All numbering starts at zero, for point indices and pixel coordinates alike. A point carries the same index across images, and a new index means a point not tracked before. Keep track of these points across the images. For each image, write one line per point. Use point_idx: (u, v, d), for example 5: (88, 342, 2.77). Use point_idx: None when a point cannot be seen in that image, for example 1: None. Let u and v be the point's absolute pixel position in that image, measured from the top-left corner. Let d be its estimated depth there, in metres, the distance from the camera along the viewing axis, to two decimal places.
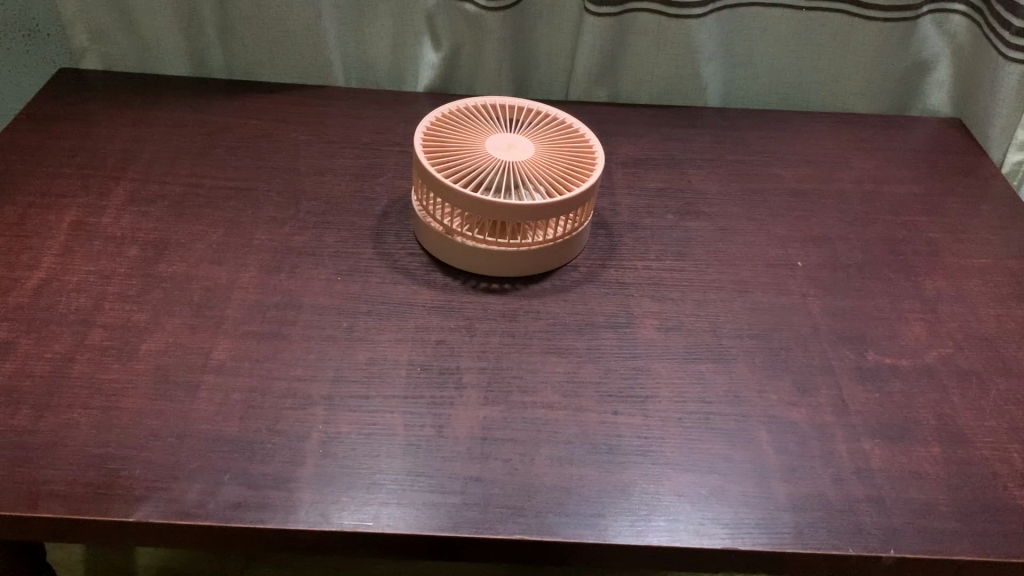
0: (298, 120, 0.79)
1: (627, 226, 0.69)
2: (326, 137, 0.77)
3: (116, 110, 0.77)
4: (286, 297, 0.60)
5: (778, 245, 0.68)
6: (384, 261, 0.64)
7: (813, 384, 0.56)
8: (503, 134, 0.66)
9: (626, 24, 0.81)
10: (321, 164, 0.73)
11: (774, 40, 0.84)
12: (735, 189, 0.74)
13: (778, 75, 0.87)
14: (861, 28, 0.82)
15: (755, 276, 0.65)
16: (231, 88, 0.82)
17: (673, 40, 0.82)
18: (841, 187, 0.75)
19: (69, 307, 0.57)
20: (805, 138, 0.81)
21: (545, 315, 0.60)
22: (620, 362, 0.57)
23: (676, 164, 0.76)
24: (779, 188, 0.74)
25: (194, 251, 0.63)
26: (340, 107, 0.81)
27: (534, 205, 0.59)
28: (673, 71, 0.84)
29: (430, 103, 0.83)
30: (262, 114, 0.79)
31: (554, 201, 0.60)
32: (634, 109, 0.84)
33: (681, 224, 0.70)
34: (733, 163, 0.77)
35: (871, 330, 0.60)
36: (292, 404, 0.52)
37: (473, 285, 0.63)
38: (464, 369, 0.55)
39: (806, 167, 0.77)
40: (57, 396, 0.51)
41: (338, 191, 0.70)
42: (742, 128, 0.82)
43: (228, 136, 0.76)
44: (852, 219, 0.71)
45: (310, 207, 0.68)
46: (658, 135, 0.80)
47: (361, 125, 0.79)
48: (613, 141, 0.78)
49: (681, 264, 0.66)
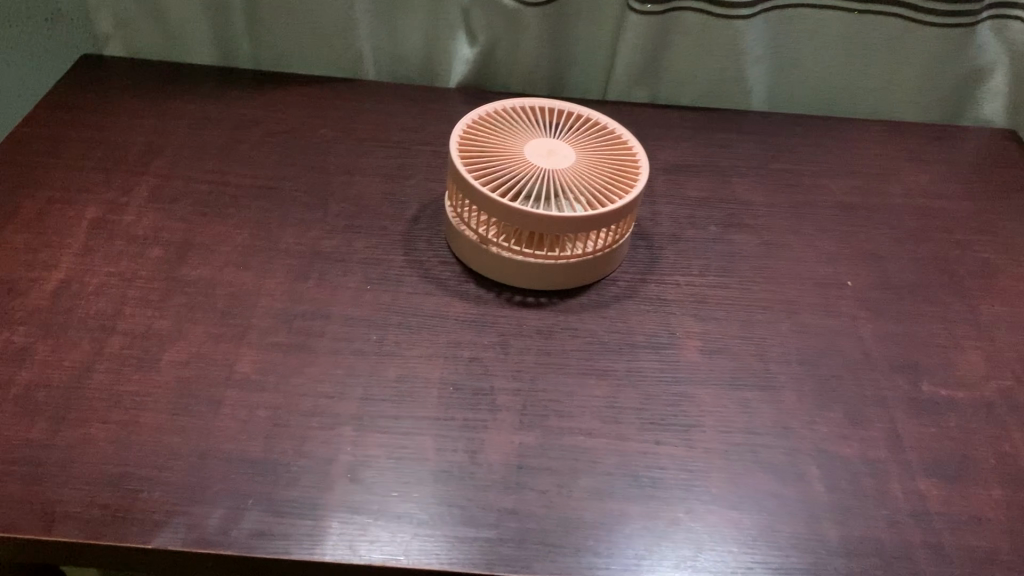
0: (326, 115, 0.76)
1: (668, 237, 0.66)
2: (356, 134, 0.74)
3: (141, 100, 0.75)
4: (313, 307, 0.57)
5: (826, 263, 0.65)
6: (415, 269, 0.61)
7: (865, 417, 0.53)
8: (543, 138, 0.63)
9: (669, 23, 0.77)
10: (350, 163, 0.71)
11: (825, 45, 0.79)
12: (781, 201, 0.71)
13: (829, 82, 0.82)
14: (917, 34, 0.78)
15: (803, 296, 0.62)
16: (258, 80, 0.79)
17: (719, 41, 0.78)
18: (891, 201, 0.72)
19: (89, 312, 0.55)
20: (854, 148, 0.78)
21: (583, 332, 0.57)
22: (662, 387, 0.54)
23: (718, 172, 0.73)
24: (826, 201, 0.71)
25: (219, 254, 0.61)
26: (368, 102, 0.78)
27: (575, 217, 0.57)
28: (716, 73, 0.81)
29: (462, 101, 0.80)
30: (289, 109, 0.76)
31: (595, 213, 0.57)
32: (675, 112, 0.81)
33: (724, 236, 0.67)
34: (778, 173, 0.74)
35: (924, 358, 0.58)
36: (319, 423, 0.49)
37: (507, 297, 0.60)
38: (498, 389, 0.53)
39: (854, 178, 0.74)
40: (74, 409, 0.49)
41: (367, 192, 0.68)
42: (788, 134, 0.79)
43: (255, 131, 0.73)
44: (904, 237, 0.68)
45: (339, 209, 0.66)
46: (699, 141, 0.77)
47: (391, 123, 0.76)
48: (653, 146, 0.76)
49: (725, 280, 0.63)
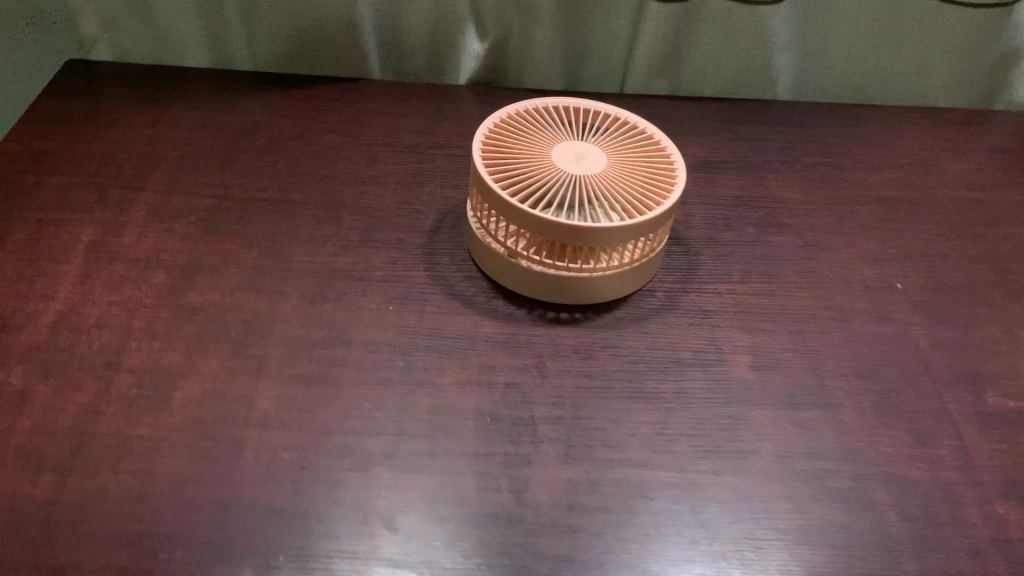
0: (332, 119, 0.72)
1: (704, 242, 0.62)
2: (365, 138, 0.70)
3: (134, 108, 0.70)
4: (334, 332, 0.53)
5: (872, 265, 0.61)
6: (439, 285, 0.57)
7: (931, 435, 0.50)
8: (571, 141, 0.58)
9: (691, 11, 0.73)
10: (362, 171, 0.66)
11: (854, 29, 0.75)
12: (818, 198, 0.67)
13: (858, 68, 0.78)
14: (952, 15, 0.74)
15: (853, 302, 0.58)
16: (257, 82, 0.75)
17: (744, 28, 0.74)
18: (933, 194, 0.68)
19: (91, 347, 0.51)
20: (888, 137, 0.74)
21: (624, 351, 0.54)
22: (713, 410, 0.50)
23: (749, 169, 0.70)
24: (865, 196, 0.67)
25: (228, 277, 0.56)
26: (375, 103, 0.74)
27: (612, 227, 0.52)
28: (741, 62, 0.77)
29: (474, 99, 0.75)
30: (292, 113, 0.72)
31: (633, 222, 0.53)
32: (698, 104, 0.77)
33: (763, 239, 0.63)
34: (812, 167, 0.70)
35: (987, 367, 0.54)
36: (350, 465, 0.46)
37: (540, 314, 0.56)
38: (539, 419, 0.49)
39: (892, 170, 0.70)
40: (82, 458, 0.45)
41: (382, 202, 0.64)
42: (818, 125, 0.75)
43: (258, 138, 0.69)
44: (951, 233, 0.64)
45: (353, 221, 0.62)
46: (726, 135, 0.73)
47: (400, 125, 0.72)
48: (679, 143, 0.72)
49: (768, 287, 0.59)
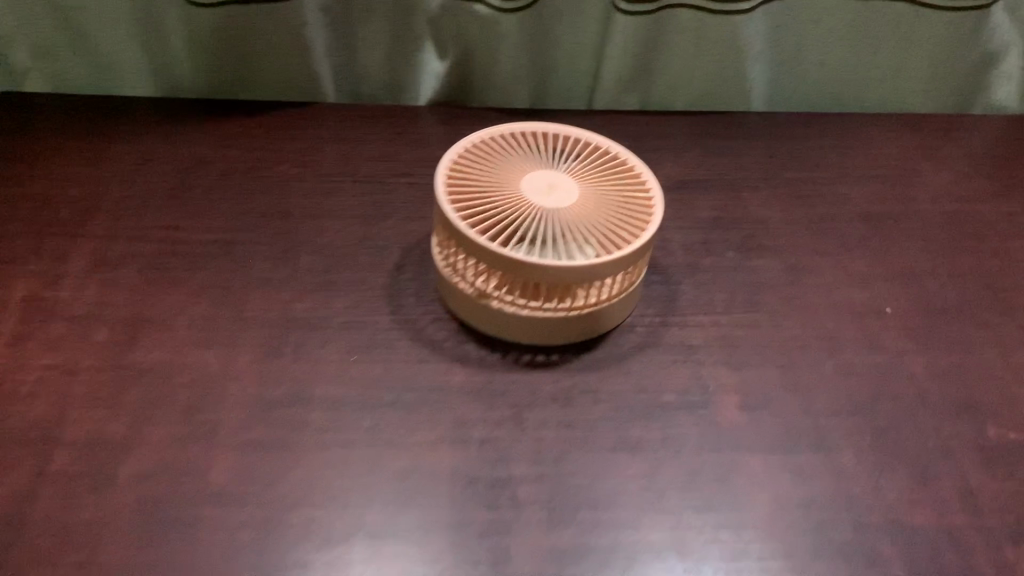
0: (286, 148, 0.68)
1: (684, 269, 0.59)
2: (321, 168, 0.66)
3: (71, 142, 0.66)
4: (293, 389, 0.49)
5: (860, 288, 0.59)
6: (406, 330, 0.54)
7: (933, 475, 0.47)
8: (541, 170, 0.55)
9: (661, 23, 0.70)
10: (319, 205, 0.62)
11: (830, 36, 0.72)
12: (799, 216, 0.64)
13: (834, 76, 0.75)
14: (928, 18, 0.71)
15: (842, 329, 0.55)
16: (204, 110, 0.70)
17: (716, 39, 0.71)
18: (917, 208, 0.65)
19: (27, 419, 0.46)
20: (867, 147, 0.72)
21: (606, 396, 0.50)
22: (704, 459, 0.47)
23: (727, 187, 0.67)
24: (847, 212, 0.65)
25: (177, 331, 0.52)
26: (331, 129, 0.70)
27: (590, 264, 0.49)
28: (713, 74, 0.73)
29: (436, 121, 0.72)
30: (243, 142, 0.68)
31: (612, 258, 0.50)
32: (670, 119, 0.73)
33: (745, 263, 0.60)
34: (791, 182, 0.67)
35: (985, 397, 0.52)
36: (315, 543, 0.42)
37: (515, 358, 0.52)
38: (519, 479, 0.45)
39: (873, 183, 0.68)
40: (17, 551, 0.41)
41: (342, 239, 0.60)
42: (794, 136, 0.72)
43: (207, 173, 0.64)
44: (938, 249, 0.62)
45: (311, 262, 0.58)
46: (700, 151, 0.70)
47: (359, 152, 0.68)
48: (652, 162, 0.68)
49: (754, 317, 0.56)
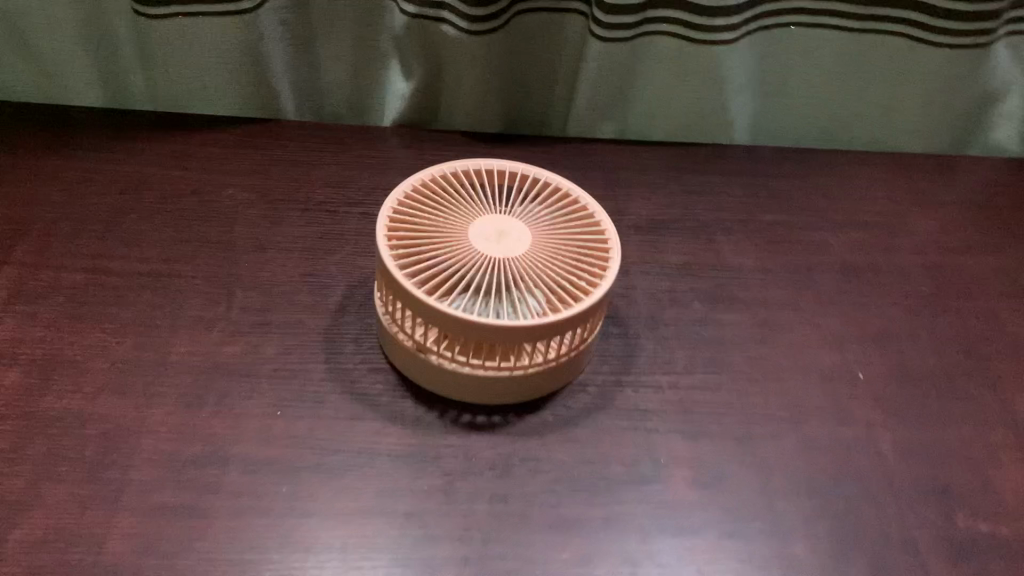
0: (235, 170, 0.64)
1: (645, 321, 0.56)
2: (271, 194, 0.62)
3: (8, 156, 0.62)
4: (210, 447, 0.46)
5: (832, 349, 0.55)
6: (340, 381, 0.50)
7: (893, 569, 0.44)
8: (492, 215, 0.51)
9: (638, 50, 0.66)
10: (264, 236, 0.59)
11: (818, 68, 0.68)
12: (774, 265, 0.61)
13: (822, 111, 0.71)
14: (922, 56, 0.67)
15: (809, 396, 0.52)
16: (153, 125, 0.67)
17: (697, 68, 0.67)
18: (900, 259, 0.62)
19: None
20: (853, 189, 0.68)
21: (547, 466, 0.47)
22: (645, 544, 0.44)
23: (699, 230, 0.63)
24: (826, 262, 0.61)
25: (94, 374, 0.49)
26: (287, 150, 0.66)
27: (533, 323, 0.46)
28: (694, 105, 0.69)
29: (399, 144, 0.68)
30: (190, 162, 0.64)
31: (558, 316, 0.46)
32: (646, 150, 0.69)
33: (710, 317, 0.56)
34: (769, 226, 0.64)
35: (956, 480, 0.48)
36: None
37: (453, 418, 0.49)
38: (442, 561, 0.42)
39: (856, 230, 0.64)
40: None
41: (283, 274, 0.56)
42: (777, 174, 0.68)
43: (148, 195, 0.61)
44: (919, 307, 0.58)
45: (247, 300, 0.54)
46: (675, 188, 0.66)
47: (313, 176, 0.64)
48: (622, 199, 0.65)
49: (715, 379, 0.52)
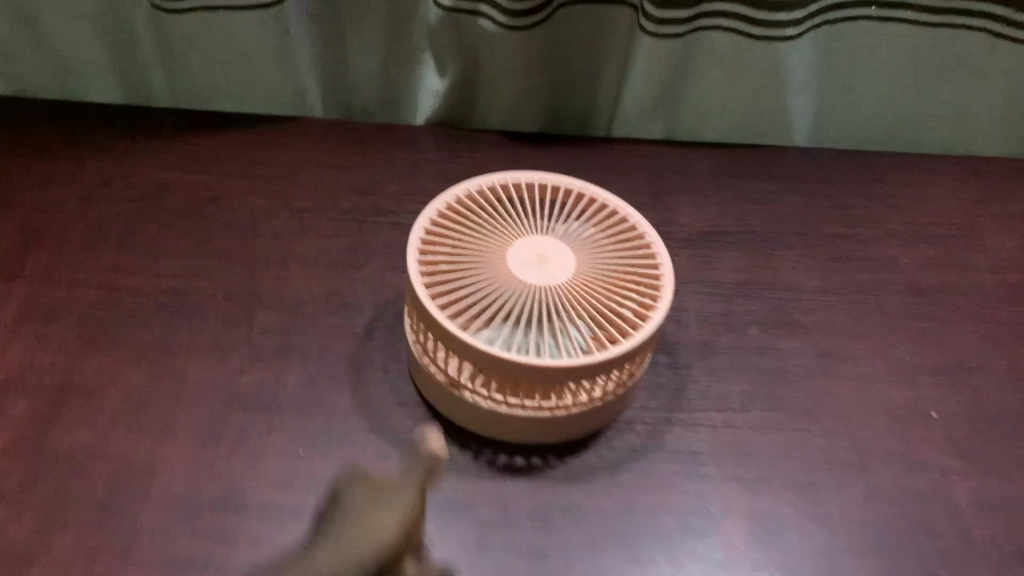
0: (259, 173, 0.60)
1: (697, 349, 0.52)
2: (296, 202, 0.59)
3: (21, 157, 0.59)
4: (228, 490, 0.43)
5: (901, 384, 0.50)
6: (368, 416, 0.47)
7: None
8: (533, 238, 0.47)
9: (691, 47, 0.61)
10: (288, 248, 0.55)
11: (887, 65, 0.63)
12: (837, 285, 0.56)
13: (890, 112, 0.66)
14: (1008, 54, 0.61)
15: (877, 440, 0.47)
16: (173, 122, 0.63)
17: (755, 66, 0.62)
18: (976, 280, 0.56)
19: None
20: (922, 198, 0.62)
21: (590, 517, 0.43)
22: None
23: (755, 243, 0.58)
24: (894, 281, 0.56)
25: (106, 404, 0.46)
26: (314, 152, 0.62)
27: (578, 362, 0.41)
28: (749, 106, 0.64)
29: (432, 145, 0.64)
30: (212, 164, 0.60)
31: (605, 355, 0.42)
32: (698, 153, 0.65)
33: (768, 346, 0.52)
34: (830, 240, 0.59)
35: None
36: None
37: (489, 459, 0.45)
38: None
39: (926, 246, 0.59)
40: None
41: (308, 293, 0.53)
42: (839, 180, 0.63)
43: (167, 201, 0.57)
44: (997, 336, 0.53)
45: (269, 321, 0.51)
46: (728, 196, 0.62)
47: (341, 182, 0.61)
48: (671, 208, 0.60)
49: (773, 420, 0.48)
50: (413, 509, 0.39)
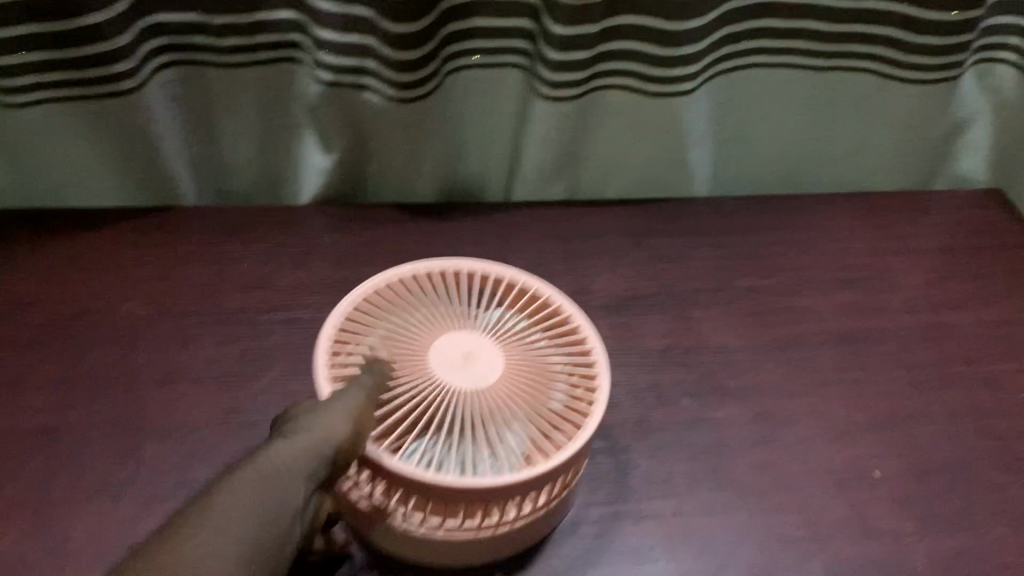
0: (132, 276, 0.54)
1: (634, 428, 0.49)
2: (179, 305, 0.53)
3: None
4: None
5: (841, 444, 0.49)
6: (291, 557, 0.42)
7: None
8: (455, 334, 0.43)
9: (588, 106, 0.59)
10: (175, 362, 0.49)
11: (781, 109, 0.63)
12: (762, 341, 0.54)
13: (787, 152, 0.66)
14: (894, 91, 0.62)
15: (827, 508, 0.46)
16: (25, 225, 0.56)
17: (653, 121, 0.60)
18: (893, 322, 0.56)
19: None
20: (829, 238, 0.62)
21: None
22: None
23: (675, 304, 0.56)
24: (816, 332, 0.55)
25: None
26: (192, 245, 0.56)
27: (523, 475, 0.38)
28: (650, 160, 0.63)
29: (324, 225, 0.59)
30: (75, 271, 0.53)
31: (551, 462, 0.39)
32: (603, 211, 0.62)
33: (704, 416, 0.50)
34: (747, 293, 0.57)
35: None
36: None
37: None
38: None
39: (841, 289, 0.58)
40: None
41: (203, 413, 0.47)
42: (748, 228, 0.62)
43: (26, 320, 0.51)
44: (923, 380, 0.53)
45: (162, 454, 0.45)
46: (640, 254, 0.59)
47: (226, 275, 0.55)
48: (585, 275, 0.58)
49: (721, 499, 0.46)
50: (361, 417, 0.38)
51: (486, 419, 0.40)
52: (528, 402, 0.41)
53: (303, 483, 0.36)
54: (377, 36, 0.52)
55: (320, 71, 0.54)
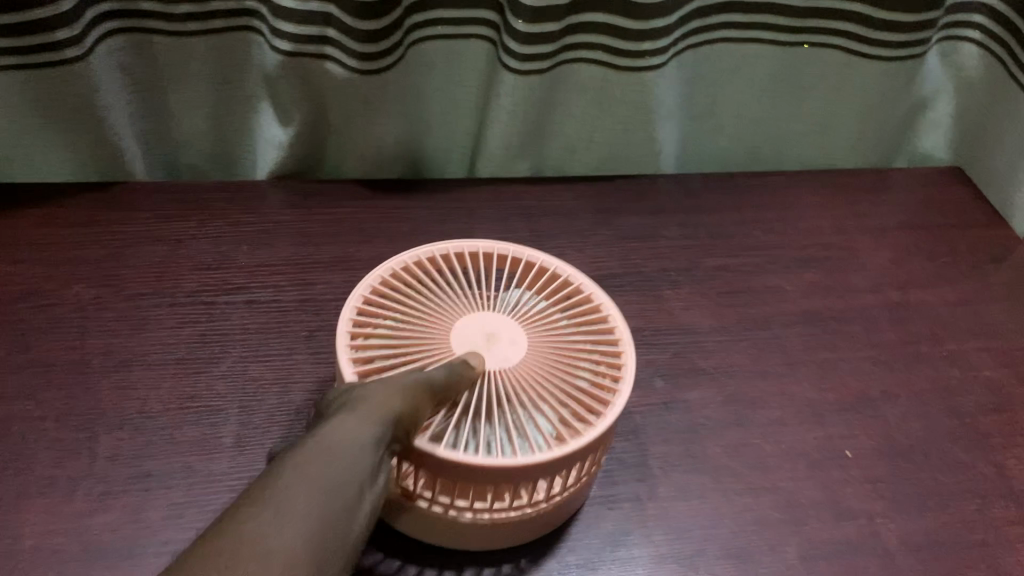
0: (80, 257, 0.51)
1: None
2: (131, 287, 0.50)
3: None
4: None
5: (812, 425, 0.49)
6: None
7: None
8: (477, 317, 0.42)
9: (556, 80, 0.58)
10: (128, 348, 0.47)
11: (750, 86, 0.62)
12: (732, 321, 0.54)
13: (756, 130, 0.65)
14: (862, 69, 0.61)
15: (801, 489, 0.46)
16: None
17: (623, 97, 0.59)
18: (860, 301, 0.56)
19: None
20: (796, 217, 0.62)
21: None
22: None
23: (645, 284, 0.55)
24: (785, 312, 0.55)
25: None
26: (144, 224, 0.54)
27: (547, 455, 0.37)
28: (619, 137, 0.62)
29: (283, 203, 0.57)
30: (18, 252, 0.50)
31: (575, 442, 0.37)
32: (569, 189, 0.61)
33: (676, 398, 0.49)
34: (716, 273, 0.57)
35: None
36: None
37: None
38: None
39: (808, 268, 0.58)
40: None
41: (160, 401, 0.45)
42: (715, 207, 0.62)
43: None
44: (890, 360, 0.53)
45: (117, 444, 0.43)
46: (609, 233, 0.58)
47: (181, 256, 0.52)
48: (554, 253, 0.56)
49: (696, 483, 0.45)
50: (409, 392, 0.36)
51: (511, 399, 0.39)
52: (555, 384, 0.40)
53: (372, 458, 0.33)
54: (340, 5, 0.50)
55: (277, 40, 0.51)
